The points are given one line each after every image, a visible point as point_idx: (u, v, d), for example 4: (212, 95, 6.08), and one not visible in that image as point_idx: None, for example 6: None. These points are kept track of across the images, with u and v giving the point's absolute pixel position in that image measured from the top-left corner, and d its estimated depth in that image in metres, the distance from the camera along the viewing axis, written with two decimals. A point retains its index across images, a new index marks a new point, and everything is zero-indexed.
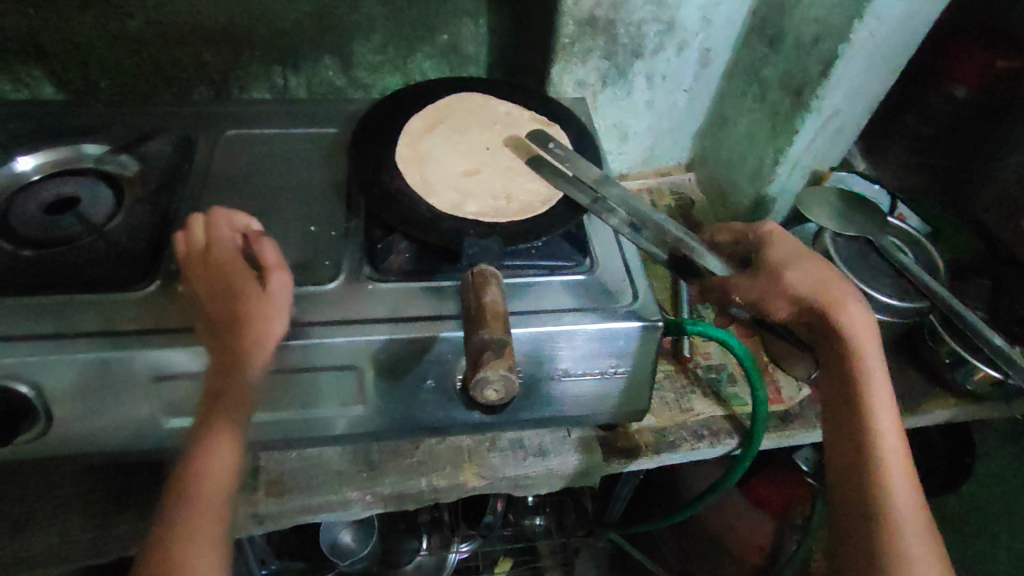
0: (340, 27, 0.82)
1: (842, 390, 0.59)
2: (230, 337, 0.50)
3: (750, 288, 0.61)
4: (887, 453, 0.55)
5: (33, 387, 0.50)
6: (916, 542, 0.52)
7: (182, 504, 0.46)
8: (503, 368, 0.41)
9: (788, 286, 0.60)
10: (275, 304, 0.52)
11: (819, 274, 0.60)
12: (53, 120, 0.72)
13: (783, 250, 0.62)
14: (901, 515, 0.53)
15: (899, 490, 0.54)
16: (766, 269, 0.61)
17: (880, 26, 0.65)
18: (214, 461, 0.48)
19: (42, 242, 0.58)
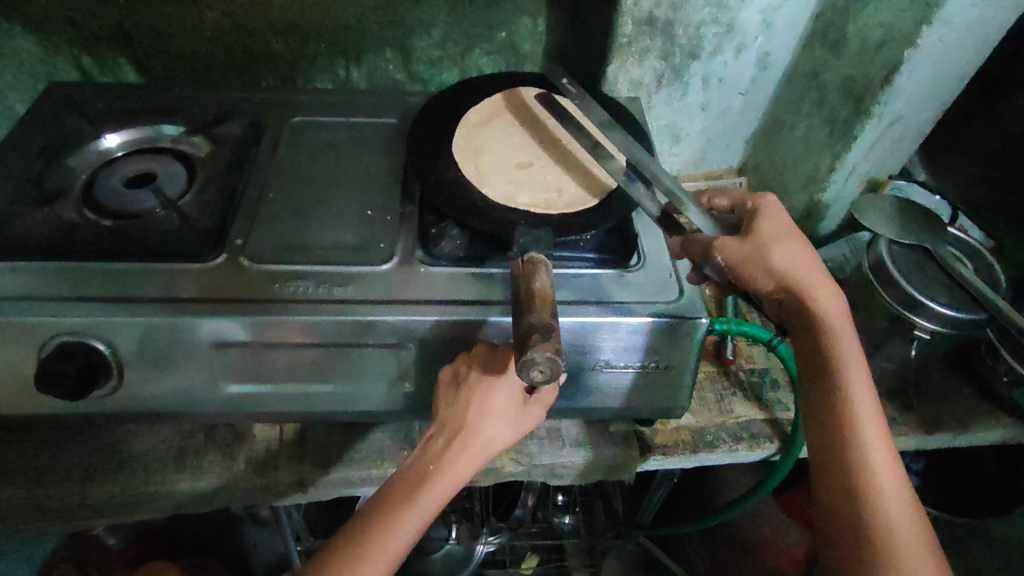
0: (403, 22, 0.85)
1: (819, 378, 0.57)
2: (458, 414, 0.54)
3: (734, 251, 0.59)
4: (869, 439, 0.54)
5: (109, 346, 0.54)
6: (906, 532, 0.50)
7: (363, 543, 0.49)
8: (550, 350, 0.42)
9: (771, 260, 0.59)
10: (504, 394, 0.55)
11: (799, 253, 0.59)
12: (135, 103, 0.77)
13: (773, 223, 0.61)
14: (889, 506, 0.51)
15: (881, 473, 0.52)
16: (752, 238, 0.60)
17: (950, 32, 0.64)
18: (407, 520, 0.50)
19: (122, 214, 0.62)
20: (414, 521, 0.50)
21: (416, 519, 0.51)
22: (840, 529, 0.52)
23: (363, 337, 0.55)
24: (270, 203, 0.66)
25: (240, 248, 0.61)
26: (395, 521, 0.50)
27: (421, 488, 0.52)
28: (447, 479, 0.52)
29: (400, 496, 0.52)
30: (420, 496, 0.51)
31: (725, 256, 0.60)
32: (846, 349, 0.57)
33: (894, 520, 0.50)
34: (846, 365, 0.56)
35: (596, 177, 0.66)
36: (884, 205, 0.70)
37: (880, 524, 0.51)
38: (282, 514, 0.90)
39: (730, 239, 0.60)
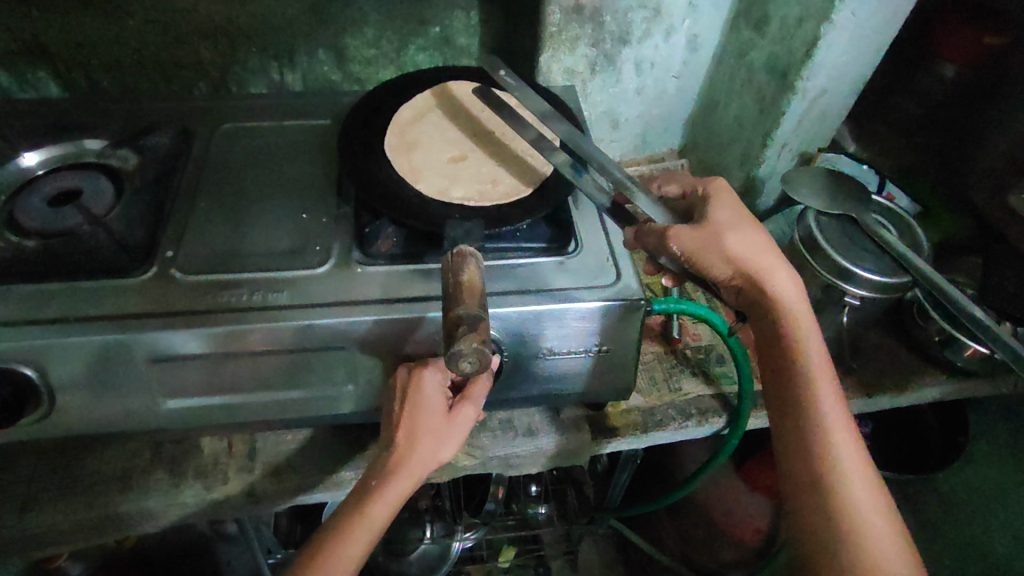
0: (334, 22, 0.84)
1: (780, 363, 0.59)
2: (396, 436, 0.54)
3: (691, 240, 0.58)
4: (831, 421, 0.55)
5: (38, 370, 0.52)
6: (874, 511, 0.52)
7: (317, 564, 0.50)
8: (476, 341, 0.42)
9: (728, 247, 0.59)
10: (428, 404, 0.54)
11: (755, 242, 0.60)
12: (57, 118, 0.74)
13: (724, 211, 0.62)
14: (854, 486, 0.52)
15: (845, 456, 0.54)
16: (708, 225, 0.60)
17: (861, 6, 0.65)
18: (353, 543, 0.51)
19: (45, 232, 0.60)
20: (363, 536, 0.51)
21: (366, 531, 0.51)
22: (809, 512, 0.53)
23: (302, 342, 0.55)
24: (202, 212, 0.64)
25: (172, 260, 0.59)
26: (346, 535, 0.51)
27: (367, 499, 0.52)
28: (393, 497, 0.52)
29: (347, 512, 0.52)
30: (366, 510, 0.52)
31: (679, 246, 0.58)
32: (806, 336, 0.59)
33: (857, 496, 0.52)
34: (805, 350, 0.58)
35: (531, 166, 0.66)
36: (812, 178, 0.71)
37: (848, 505, 0.52)
38: (245, 530, 0.89)
39: (686, 226, 0.59)
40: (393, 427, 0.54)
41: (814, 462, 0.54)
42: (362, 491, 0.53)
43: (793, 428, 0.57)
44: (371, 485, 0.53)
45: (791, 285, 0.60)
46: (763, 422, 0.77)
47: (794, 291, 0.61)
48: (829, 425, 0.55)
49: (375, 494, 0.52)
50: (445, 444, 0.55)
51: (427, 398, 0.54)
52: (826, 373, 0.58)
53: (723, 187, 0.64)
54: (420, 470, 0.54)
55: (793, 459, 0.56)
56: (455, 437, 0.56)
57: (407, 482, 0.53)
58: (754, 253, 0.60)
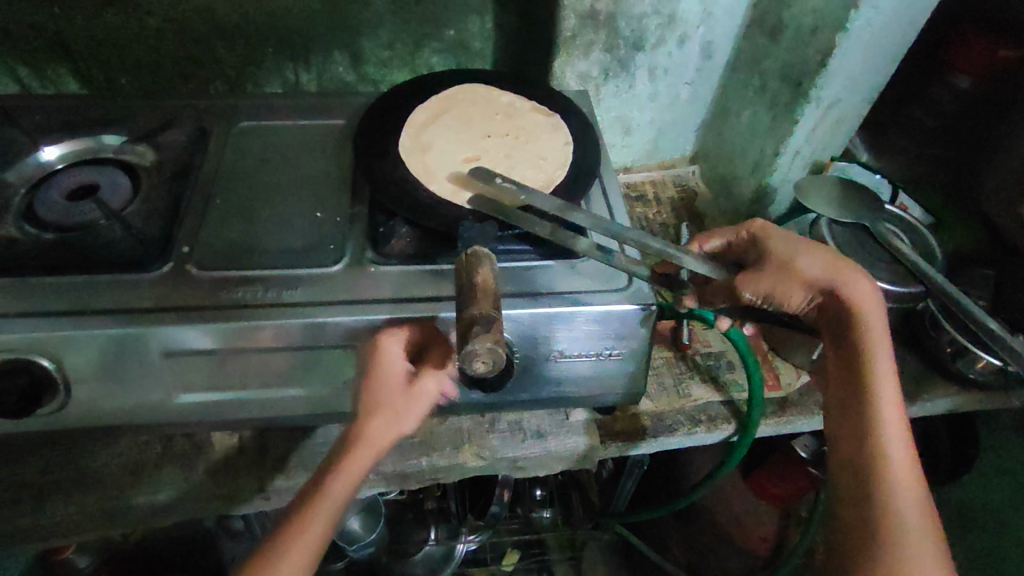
0: (349, 24, 0.85)
1: (850, 365, 0.59)
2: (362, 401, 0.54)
3: (760, 284, 0.61)
4: (891, 428, 0.55)
5: (55, 362, 0.53)
6: (918, 525, 0.52)
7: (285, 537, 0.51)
8: (490, 342, 0.42)
9: (798, 273, 0.60)
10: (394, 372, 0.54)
11: (829, 263, 0.60)
12: (76, 114, 0.75)
13: (782, 242, 0.62)
14: (903, 498, 0.53)
15: (897, 468, 0.54)
16: (773, 261, 0.61)
17: (877, 15, 0.65)
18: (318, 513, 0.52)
19: (62, 226, 0.61)
20: (327, 509, 0.52)
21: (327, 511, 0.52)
22: (856, 513, 0.54)
23: (314, 339, 0.55)
24: (217, 209, 0.65)
25: (187, 256, 0.60)
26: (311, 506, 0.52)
27: (326, 477, 0.53)
28: (355, 469, 0.53)
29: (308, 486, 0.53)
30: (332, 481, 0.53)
31: (752, 292, 0.61)
32: (879, 347, 0.58)
33: (906, 508, 0.52)
34: (873, 355, 0.58)
35: (545, 170, 0.67)
36: (824, 187, 0.71)
37: (894, 511, 0.52)
38: (250, 527, 0.89)
39: (753, 272, 0.61)
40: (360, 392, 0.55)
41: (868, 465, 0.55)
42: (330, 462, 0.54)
43: (850, 431, 0.57)
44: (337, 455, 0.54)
45: (869, 294, 0.59)
46: (774, 431, 0.76)
47: (873, 299, 0.59)
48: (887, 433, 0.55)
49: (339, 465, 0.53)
50: (409, 410, 0.54)
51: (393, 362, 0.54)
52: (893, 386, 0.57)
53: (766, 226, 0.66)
54: (377, 432, 0.54)
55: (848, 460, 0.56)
56: (416, 411, 0.55)
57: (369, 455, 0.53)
58: (826, 268, 0.60)
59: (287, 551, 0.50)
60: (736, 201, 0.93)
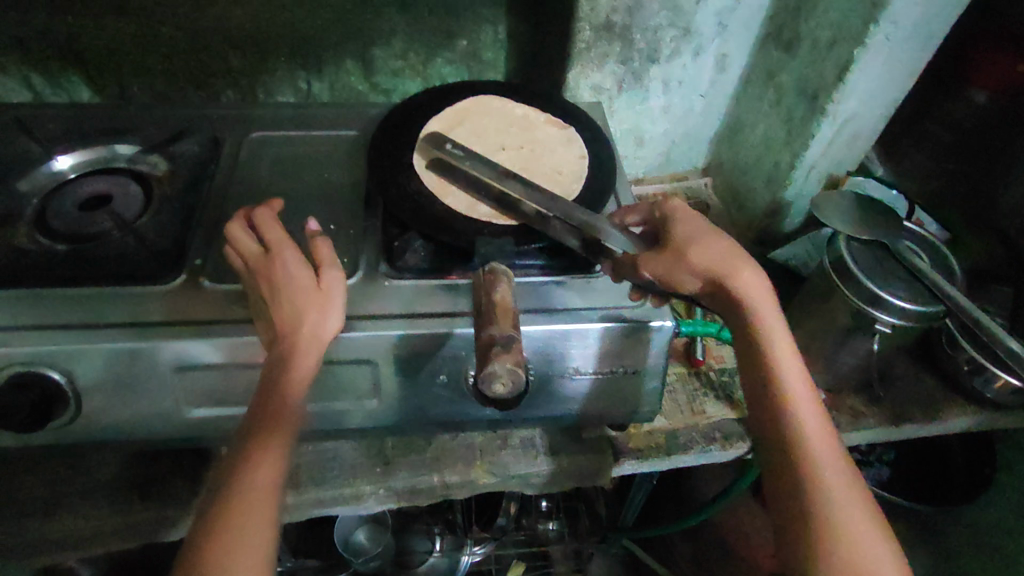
0: (362, 34, 0.85)
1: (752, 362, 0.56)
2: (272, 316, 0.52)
3: (658, 265, 0.57)
4: (804, 414, 0.53)
5: (66, 375, 0.52)
6: (854, 511, 0.49)
7: (218, 522, 0.45)
8: (510, 363, 0.41)
9: (691, 259, 0.57)
10: (289, 275, 0.54)
11: (719, 252, 0.58)
12: (88, 122, 0.75)
13: (683, 227, 0.60)
14: (833, 484, 0.50)
15: (820, 455, 0.51)
16: (670, 247, 0.58)
17: (896, 30, 0.65)
18: (258, 479, 0.48)
19: (74, 237, 0.60)
20: (266, 472, 0.48)
21: (265, 507, 0.47)
22: (792, 514, 0.50)
23: (328, 354, 0.55)
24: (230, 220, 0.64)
25: (200, 268, 0.59)
26: (244, 478, 0.47)
27: (256, 442, 0.49)
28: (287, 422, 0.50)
29: (230, 489, 0.47)
30: (263, 446, 0.49)
31: (651, 272, 0.57)
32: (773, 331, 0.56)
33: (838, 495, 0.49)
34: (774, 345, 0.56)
35: (560, 184, 0.67)
36: (841, 202, 0.70)
37: (825, 505, 0.49)
38: None
39: (649, 253, 0.57)
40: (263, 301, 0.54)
41: (791, 458, 0.51)
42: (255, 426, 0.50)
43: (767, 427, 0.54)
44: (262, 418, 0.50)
45: (754, 278, 0.57)
46: None
47: (759, 283, 0.58)
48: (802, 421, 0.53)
49: (270, 428, 0.49)
50: (330, 269, 0.55)
51: (285, 269, 0.54)
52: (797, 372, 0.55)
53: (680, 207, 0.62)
54: (306, 303, 0.52)
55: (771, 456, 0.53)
56: (333, 306, 0.53)
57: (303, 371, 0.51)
58: (716, 253, 0.58)
59: (229, 534, 0.45)
60: (749, 215, 0.92)
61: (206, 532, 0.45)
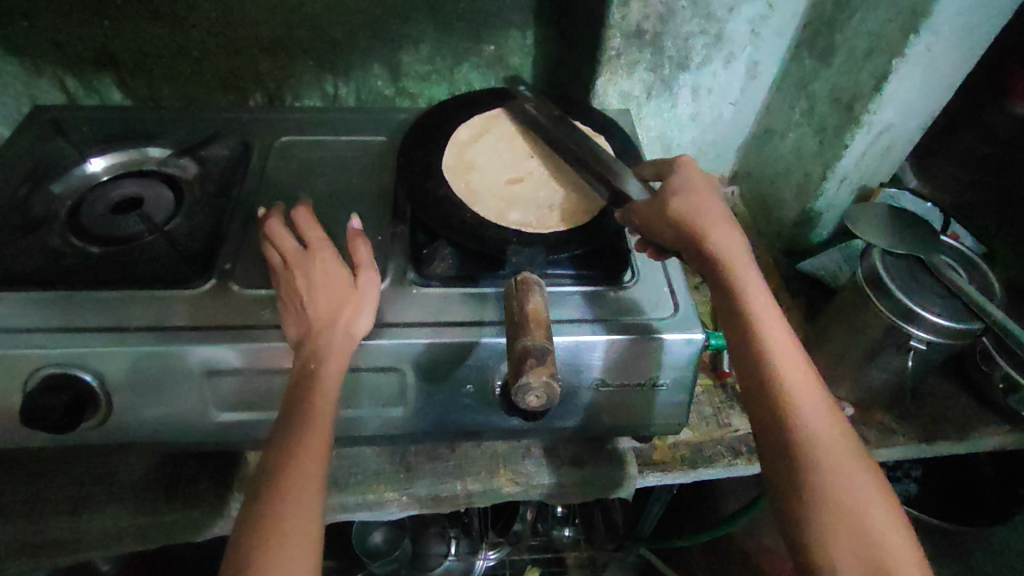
0: (390, 39, 0.85)
1: (732, 321, 0.54)
2: (306, 315, 0.53)
3: (643, 212, 0.58)
4: (782, 355, 0.52)
5: (98, 377, 0.53)
6: (844, 461, 0.48)
7: (264, 522, 0.45)
8: (545, 375, 0.41)
9: (672, 209, 0.57)
10: (325, 275, 0.55)
11: (696, 201, 0.58)
12: (121, 125, 0.76)
13: (675, 180, 0.60)
14: (820, 435, 0.49)
15: (806, 409, 0.50)
16: (658, 195, 0.59)
17: (937, 41, 0.64)
18: (300, 484, 0.47)
19: (107, 239, 0.61)
20: (308, 478, 0.47)
21: (311, 509, 0.46)
22: (783, 475, 0.49)
23: (356, 361, 0.55)
24: (259, 224, 0.65)
25: (230, 273, 0.60)
26: (285, 483, 0.46)
27: (292, 447, 0.48)
28: (320, 424, 0.49)
29: (270, 494, 0.46)
30: (303, 449, 0.48)
31: (638, 218, 0.58)
32: (751, 288, 0.55)
33: (826, 446, 0.48)
34: (751, 302, 0.54)
35: (589, 193, 0.66)
36: (876, 215, 0.69)
37: (814, 456, 0.48)
38: None
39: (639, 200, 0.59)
40: (290, 293, 0.54)
41: (772, 402, 0.50)
42: (294, 431, 0.48)
43: (750, 387, 0.52)
44: (294, 422, 0.49)
45: (730, 236, 0.57)
46: None
47: (733, 241, 0.57)
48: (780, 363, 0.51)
49: (304, 428, 0.48)
50: (367, 269, 0.56)
51: (320, 266, 0.55)
52: (778, 326, 0.53)
53: (690, 162, 0.63)
54: (343, 300, 0.53)
55: (754, 403, 0.52)
56: (368, 305, 0.54)
57: (333, 376, 0.50)
58: (695, 209, 0.58)
59: (280, 543, 0.44)
60: (777, 225, 0.91)
61: (254, 539, 0.44)
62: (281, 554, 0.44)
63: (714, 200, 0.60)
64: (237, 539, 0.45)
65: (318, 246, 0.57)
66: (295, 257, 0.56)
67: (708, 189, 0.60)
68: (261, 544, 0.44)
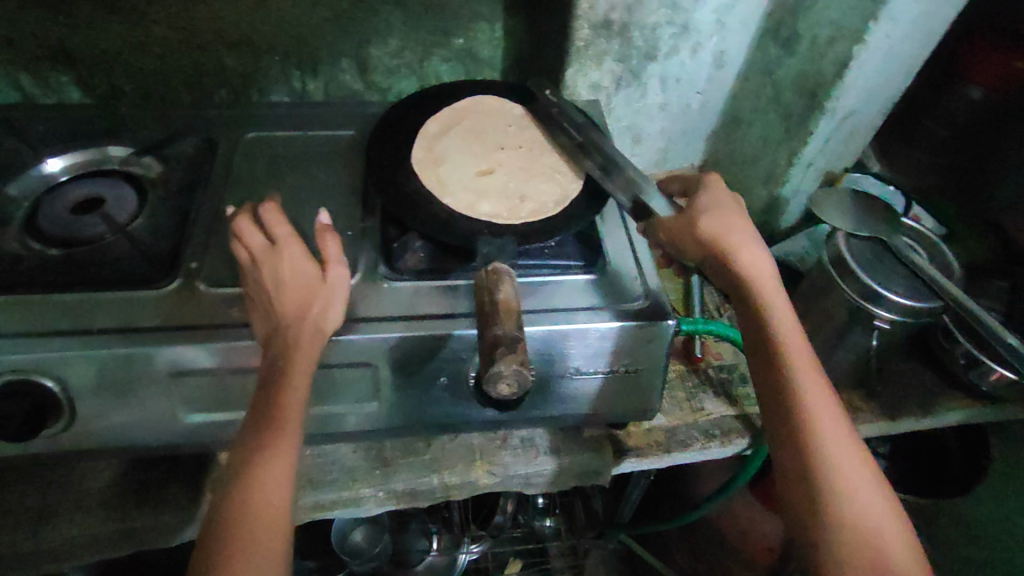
0: (357, 32, 0.84)
1: (758, 341, 0.57)
2: (274, 313, 0.52)
3: (672, 226, 0.60)
4: (806, 378, 0.54)
5: (60, 383, 0.52)
6: (860, 483, 0.51)
7: (234, 524, 0.45)
8: (516, 363, 0.41)
9: (702, 227, 0.59)
10: (293, 272, 0.54)
11: (724, 218, 0.60)
12: (79, 124, 0.74)
13: (703, 197, 0.63)
14: (839, 457, 0.51)
15: (827, 431, 0.52)
16: (686, 211, 0.61)
17: (896, 27, 0.65)
18: (270, 485, 0.47)
19: (67, 242, 0.60)
20: (278, 478, 0.47)
21: (280, 508, 0.47)
22: (804, 493, 0.51)
23: (328, 358, 0.54)
24: (225, 222, 0.64)
25: (196, 272, 0.59)
26: (255, 484, 0.46)
27: (261, 447, 0.47)
28: (292, 423, 0.49)
29: (239, 496, 0.46)
30: (274, 449, 0.47)
31: (667, 232, 0.61)
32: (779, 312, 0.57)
33: (844, 467, 0.51)
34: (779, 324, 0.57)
35: (560, 183, 0.66)
36: (840, 198, 0.71)
37: (834, 476, 0.51)
38: None
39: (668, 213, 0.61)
40: (259, 291, 0.54)
41: (794, 423, 0.53)
42: (263, 431, 0.48)
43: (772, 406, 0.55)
44: (264, 420, 0.48)
45: (760, 258, 0.59)
46: None
47: (764, 264, 0.59)
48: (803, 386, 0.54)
49: (277, 427, 0.48)
50: (335, 264, 0.55)
51: (288, 263, 0.54)
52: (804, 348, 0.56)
53: (716, 181, 0.66)
54: (312, 297, 0.53)
55: (772, 419, 0.54)
56: (337, 302, 0.54)
57: (303, 373, 0.50)
58: (725, 228, 0.60)
59: (248, 544, 0.44)
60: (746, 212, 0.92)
61: (224, 541, 0.44)
62: (251, 555, 0.44)
63: (740, 219, 0.62)
64: (206, 541, 0.45)
65: (285, 241, 0.55)
66: (262, 253, 0.55)
67: (739, 208, 0.62)
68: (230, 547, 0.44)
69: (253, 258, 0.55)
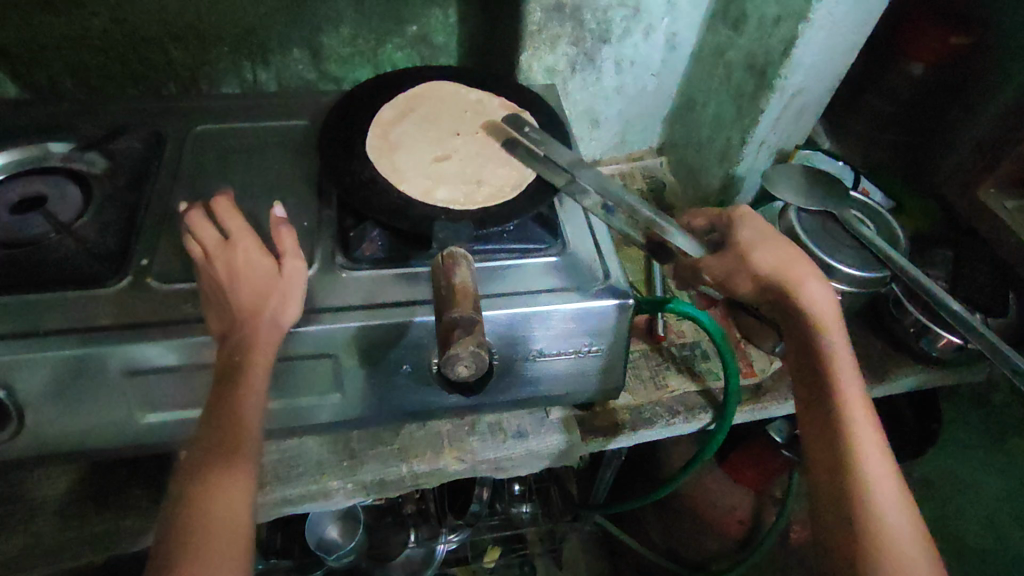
0: (307, 21, 0.82)
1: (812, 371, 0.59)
2: (229, 308, 0.51)
3: (717, 266, 0.63)
4: (854, 412, 0.55)
5: (6, 388, 0.50)
6: (901, 520, 0.50)
7: (195, 519, 0.44)
8: (472, 345, 0.41)
9: (753, 262, 0.62)
10: (247, 266, 0.53)
11: (781, 252, 0.62)
12: (17, 120, 0.71)
13: (749, 230, 0.64)
14: (880, 491, 0.51)
15: (870, 462, 0.53)
16: (731, 249, 0.63)
17: (838, 5, 0.66)
18: (231, 479, 0.46)
19: (9, 242, 0.57)
20: (240, 473, 0.47)
21: (242, 501, 0.46)
22: (840, 520, 0.51)
23: (288, 350, 0.54)
24: (177, 217, 0.62)
25: (147, 269, 0.57)
26: (217, 480, 0.46)
27: (223, 442, 0.47)
28: (253, 418, 0.49)
29: (200, 490, 0.45)
30: (237, 444, 0.47)
31: (712, 271, 0.64)
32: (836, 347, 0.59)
33: (884, 500, 0.51)
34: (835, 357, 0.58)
35: (517, 166, 0.65)
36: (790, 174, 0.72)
37: (872, 507, 0.51)
38: None
39: (713, 254, 0.64)
40: (213, 284, 0.53)
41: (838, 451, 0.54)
42: (221, 427, 0.47)
43: (819, 435, 0.56)
44: (225, 416, 0.48)
45: (823, 294, 0.61)
46: (746, 416, 0.78)
47: (826, 301, 0.61)
48: (852, 420, 0.55)
49: (240, 422, 0.48)
50: (292, 257, 0.55)
51: (242, 256, 0.53)
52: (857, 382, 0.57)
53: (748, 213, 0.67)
54: (268, 290, 0.52)
55: (820, 448, 0.55)
56: (295, 294, 0.53)
57: (263, 367, 0.50)
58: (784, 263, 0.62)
59: (210, 538, 0.43)
60: (704, 192, 0.94)
61: (183, 537, 0.43)
62: (214, 549, 0.43)
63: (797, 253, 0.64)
64: (165, 540, 0.44)
65: (239, 236, 0.55)
66: (215, 248, 0.54)
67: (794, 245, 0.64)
68: (189, 543, 0.43)
69: (206, 253, 0.54)
